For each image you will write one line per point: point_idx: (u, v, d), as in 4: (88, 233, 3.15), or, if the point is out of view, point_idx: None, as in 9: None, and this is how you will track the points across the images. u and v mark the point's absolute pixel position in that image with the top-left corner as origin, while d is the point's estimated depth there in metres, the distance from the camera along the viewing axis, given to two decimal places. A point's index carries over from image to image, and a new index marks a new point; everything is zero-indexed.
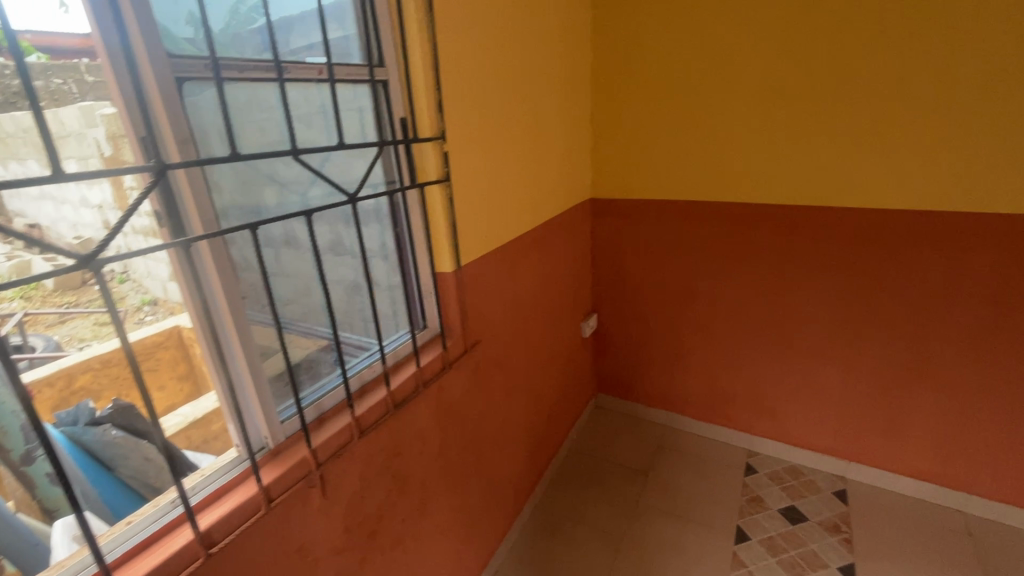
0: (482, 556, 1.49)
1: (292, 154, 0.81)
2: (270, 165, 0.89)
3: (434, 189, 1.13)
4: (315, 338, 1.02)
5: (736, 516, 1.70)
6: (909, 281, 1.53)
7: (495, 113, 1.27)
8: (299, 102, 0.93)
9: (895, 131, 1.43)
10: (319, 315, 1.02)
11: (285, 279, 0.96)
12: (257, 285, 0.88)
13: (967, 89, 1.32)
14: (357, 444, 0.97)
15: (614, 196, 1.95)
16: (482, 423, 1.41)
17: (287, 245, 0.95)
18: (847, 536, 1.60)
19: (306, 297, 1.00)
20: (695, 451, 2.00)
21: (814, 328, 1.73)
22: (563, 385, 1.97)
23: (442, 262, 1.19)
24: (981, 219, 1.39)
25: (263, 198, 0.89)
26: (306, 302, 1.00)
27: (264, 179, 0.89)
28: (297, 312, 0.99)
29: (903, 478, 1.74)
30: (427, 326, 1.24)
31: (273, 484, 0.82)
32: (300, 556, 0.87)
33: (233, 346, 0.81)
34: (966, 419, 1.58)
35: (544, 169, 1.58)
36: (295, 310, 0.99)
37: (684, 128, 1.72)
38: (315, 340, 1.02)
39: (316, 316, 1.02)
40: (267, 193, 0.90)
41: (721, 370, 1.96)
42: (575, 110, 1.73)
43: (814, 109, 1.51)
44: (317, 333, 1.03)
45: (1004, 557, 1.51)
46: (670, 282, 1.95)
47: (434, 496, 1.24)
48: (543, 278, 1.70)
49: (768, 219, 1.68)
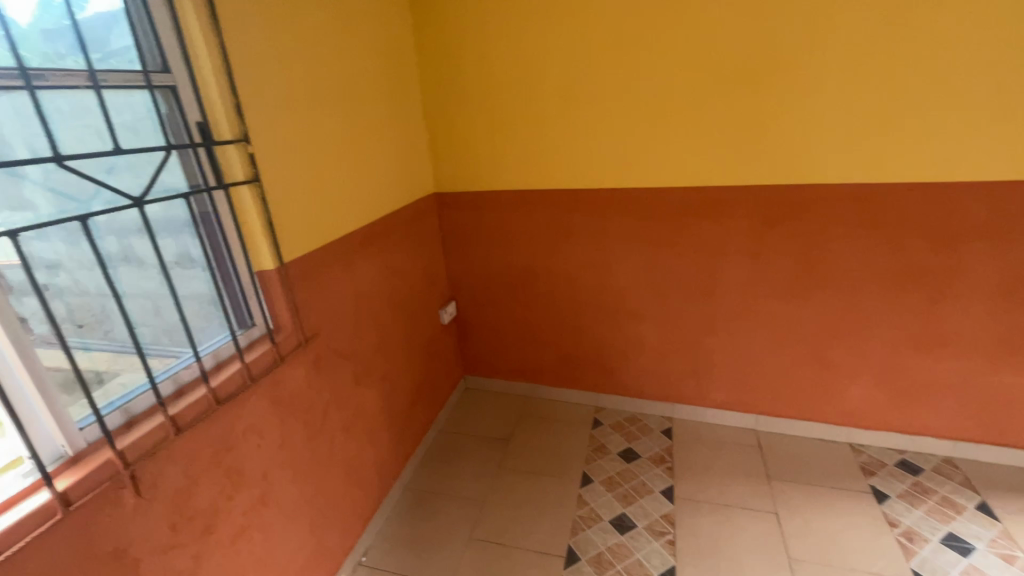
0: (344, 540, 1.55)
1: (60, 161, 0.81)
2: (39, 175, 0.86)
3: (242, 189, 1.16)
4: (118, 355, 0.99)
5: (583, 464, 1.93)
6: (683, 240, 1.87)
7: (309, 114, 1.35)
8: (68, 110, 0.91)
9: (662, 123, 1.75)
10: (120, 331, 0.99)
11: (74, 298, 0.92)
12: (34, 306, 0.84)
13: (708, 87, 1.65)
14: (175, 441, 0.98)
15: (455, 189, 2.09)
16: (330, 411, 1.47)
17: (69, 263, 0.91)
18: (669, 464, 1.90)
19: (107, 322, 0.97)
20: (551, 415, 2.23)
21: (632, 292, 2.02)
22: (425, 370, 2.07)
23: (262, 259, 1.23)
24: (734, 191, 1.75)
25: (35, 211, 0.85)
26: (108, 328, 0.97)
27: (33, 192, 0.85)
28: (98, 339, 0.96)
29: (713, 410, 2.09)
30: (256, 324, 1.26)
31: (73, 488, 0.82)
32: (117, 558, 0.88)
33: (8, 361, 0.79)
34: (748, 353, 1.95)
35: (375, 165, 1.67)
36: (91, 329, 0.94)
37: (505, 125, 1.92)
38: (123, 364, 0.99)
39: (118, 332, 0.99)
40: (40, 206, 0.86)
41: (565, 339, 2.20)
42: (401, 110, 1.83)
43: (604, 108, 1.78)
44: (120, 349, 0.99)
45: (782, 459, 1.89)
46: (513, 265, 2.14)
47: (279, 484, 1.28)
48: (389, 269, 1.79)
49: (585, 202, 1.94)
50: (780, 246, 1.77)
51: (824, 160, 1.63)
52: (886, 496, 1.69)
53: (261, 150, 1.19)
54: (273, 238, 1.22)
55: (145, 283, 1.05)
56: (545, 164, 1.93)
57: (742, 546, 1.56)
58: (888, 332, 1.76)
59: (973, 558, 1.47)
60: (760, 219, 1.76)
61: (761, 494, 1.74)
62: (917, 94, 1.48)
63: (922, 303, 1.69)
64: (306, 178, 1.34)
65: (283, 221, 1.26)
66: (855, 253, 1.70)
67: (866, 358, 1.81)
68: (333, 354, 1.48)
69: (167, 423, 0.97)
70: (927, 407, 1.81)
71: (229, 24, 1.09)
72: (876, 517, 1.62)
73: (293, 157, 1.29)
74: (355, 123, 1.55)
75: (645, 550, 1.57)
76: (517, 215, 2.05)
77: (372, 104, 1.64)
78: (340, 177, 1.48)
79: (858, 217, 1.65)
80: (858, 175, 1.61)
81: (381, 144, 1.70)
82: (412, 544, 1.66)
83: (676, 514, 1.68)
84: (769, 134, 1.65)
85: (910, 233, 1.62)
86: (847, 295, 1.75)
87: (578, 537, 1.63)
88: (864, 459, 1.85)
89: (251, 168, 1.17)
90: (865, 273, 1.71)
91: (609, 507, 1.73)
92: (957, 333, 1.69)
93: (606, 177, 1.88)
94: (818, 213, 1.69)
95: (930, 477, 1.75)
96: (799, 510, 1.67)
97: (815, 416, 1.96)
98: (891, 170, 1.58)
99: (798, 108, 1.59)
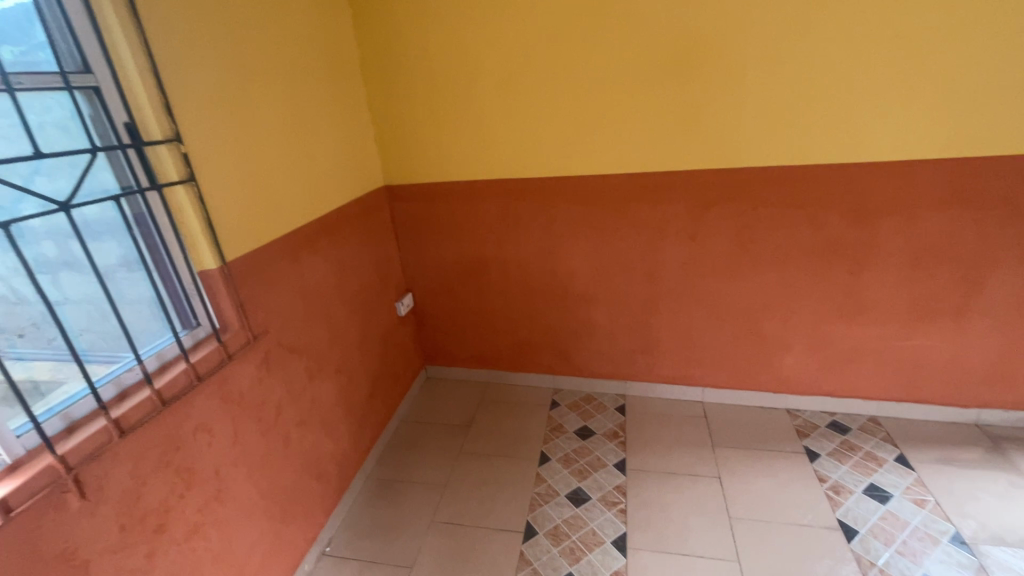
0: (306, 532, 1.58)
1: None
2: None
3: (177, 189, 1.16)
4: (55, 365, 0.97)
5: (541, 443, 2.01)
6: (626, 227, 1.95)
7: (245, 110, 1.34)
8: None
9: (601, 114, 1.81)
10: (55, 342, 0.97)
11: (3, 310, 0.90)
12: None
13: (642, 76, 1.72)
14: (120, 444, 0.99)
15: (404, 181, 2.11)
16: (284, 406, 1.49)
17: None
18: (622, 438, 2.00)
19: (44, 333, 0.95)
20: (511, 398, 2.29)
21: (582, 276, 2.09)
22: (383, 362, 2.10)
23: (204, 259, 1.22)
24: (671, 176, 1.83)
25: None
26: (45, 340, 0.95)
27: None
28: (36, 352, 0.94)
29: (663, 386, 2.20)
30: (201, 324, 1.25)
31: (13, 495, 0.82)
32: (65, 559, 0.89)
33: None
34: (692, 330, 2.06)
35: (318, 160, 1.67)
36: (27, 342, 0.93)
37: (451, 118, 1.94)
38: (63, 375, 0.98)
39: (52, 343, 0.97)
40: None
41: (520, 325, 2.26)
42: (344, 105, 1.82)
43: (545, 98, 1.83)
44: (58, 360, 0.97)
45: (726, 427, 2.01)
46: (466, 254, 2.18)
47: (234, 480, 1.29)
48: (340, 264, 1.80)
49: (532, 190, 2.00)
50: (715, 227, 1.87)
51: (751, 144, 1.72)
52: (817, 455, 1.84)
53: (196, 148, 1.18)
54: (213, 237, 1.22)
55: (82, 292, 1.03)
56: (491, 154, 1.97)
57: (687, 509, 1.67)
58: (816, 303, 1.89)
59: (890, 504, 1.61)
60: (697, 202, 1.85)
61: (706, 460, 1.86)
62: (831, 80, 1.59)
63: (844, 275, 1.82)
64: (245, 176, 1.34)
65: (222, 218, 1.26)
66: (783, 231, 1.81)
67: (798, 329, 1.94)
68: (284, 349, 1.49)
69: (110, 426, 0.97)
70: (853, 371, 1.95)
71: (152, 21, 1.08)
72: (807, 474, 1.76)
73: (230, 155, 1.29)
74: (295, 119, 1.55)
75: (599, 520, 1.66)
76: (467, 205, 2.09)
77: (312, 98, 1.63)
78: (282, 173, 1.48)
79: (784, 197, 1.76)
80: (782, 157, 1.72)
81: (324, 138, 1.70)
82: (375, 531, 1.70)
83: (627, 485, 1.78)
84: (700, 121, 1.73)
85: (831, 211, 1.74)
86: (778, 271, 1.87)
87: (536, 512, 1.70)
88: (799, 423, 1.99)
89: (187, 168, 1.16)
90: (793, 249, 1.83)
91: (565, 483, 1.81)
92: (875, 301, 1.83)
93: (551, 165, 1.93)
94: (749, 195, 1.79)
95: (857, 435, 1.90)
96: (740, 473, 1.79)
97: (755, 386, 2.08)
98: (811, 152, 1.69)
99: (725, 95, 1.68)
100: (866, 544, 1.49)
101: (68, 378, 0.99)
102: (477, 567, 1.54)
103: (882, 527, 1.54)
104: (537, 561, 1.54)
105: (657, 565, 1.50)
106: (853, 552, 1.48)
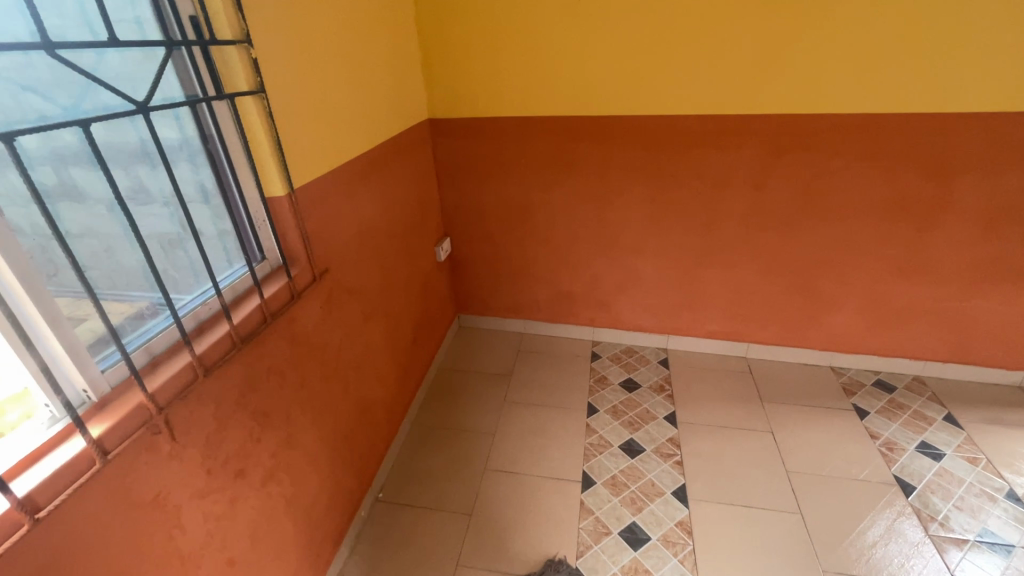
0: (361, 478, 1.53)
1: (48, 50, 0.67)
2: (24, 70, 0.72)
3: (246, 101, 1.02)
4: (136, 301, 0.88)
5: (587, 395, 1.97)
6: (689, 173, 1.85)
7: (306, 14, 1.17)
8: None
9: (674, 48, 1.67)
10: (138, 276, 0.89)
11: (85, 241, 0.81)
12: (46, 240, 0.74)
13: (727, 4, 1.57)
14: (204, 382, 0.89)
15: (449, 115, 1.95)
16: (343, 350, 1.40)
17: (74, 196, 0.80)
18: (669, 392, 1.97)
19: (119, 258, 0.86)
20: (549, 349, 2.24)
21: (634, 226, 2.00)
22: (423, 308, 2.01)
23: (271, 185, 1.10)
24: (744, 120, 1.72)
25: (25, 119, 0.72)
26: (121, 266, 0.86)
27: (22, 96, 0.71)
28: (114, 278, 0.85)
29: (706, 341, 2.16)
30: (267, 258, 1.15)
31: (107, 436, 0.73)
32: (158, 505, 0.81)
33: (20, 296, 0.67)
34: (744, 285, 2.00)
35: (372, 83, 1.51)
36: (106, 277, 0.84)
37: (508, 46, 1.78)
38: (142, 305, 0.89)
39: (135, 277, 0.89)
40: (30, 113, 0.73)
41: (563, 275, 2.18)
42: (393, 24, 1.64)
43: (614, 28, 1.68)
44: (139, 296, 0.89)
45: (772, 383, 2.00)
46: (511, 198, 2.06)
47: (302, 425, 1.22)
48: (389, 202, 1.67)
49: (591, 130, 1.86)
50: (784, 177, 1.78)
51: (836, 87, 1.61)
52: (866, 412, 1.84)
53: (262, 51, 1.03)
54: (283, 160, 1.09)
55: (154, 215, 0.93)
56: (548, 88, 1.82)
57: (743, 462, 1.67)
58: (878, 261, 1.84)
59: (944, 461, 1.63)
60: (768, 149, 1.75)
61: (756, 415, 1.85)
62: (936, 17, 1.46)
63: (913, 232, 1.76)
64: (307, 91, 1.19)
65: (288, 138, 1.12)
66: (857, 184, 1.73)
67: (855, 287, 1.90)
68: (342, 290, 1.39)
69: (194, 361, 0.87)
70: (905, 331, 1.93)
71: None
72: (859, 431, 1.76)
73: (293, 64, 1.13)
74: (351, 32, 1.38)
75: (656, 471, 1.65)
76: (517, 145, 1.95)
77: (366, 12, 1.46)
78: (340, 95, 1.33)
79: (864, 147, 1.67)
80: (868, 103, 1.61)
81: (377, 58, 1.54)
82: (428, 477, 1.66)
83: (680, 438, 1.77)
84: (784, 58, 1.60)
85: (912, 163, 1.66)
86: (844, 226, 1.81)
87: (591, 463, 1.68)
88: (845, 381, 1.99)
89: (256, 77, 1.01)
90: (864, 204, 1.75)
91: (617, 434, 1.79)
92: (941, 261, 1.78)
93: (614, 102, 1.80)
94: (825, 143, 1.69)
95: (904, 394, 1.90)
96: (791, 428, 1.79)
97: (802, 344, 2.06)
98: (901, 98, 1.58)
99: (816, 30, 1.55)
100: (925, 500, 1.51)
101: (147, 306, 0.89)
102: (537, 514, 1.53)
103: (938, 483, 1.56)
104: (599, 510, 1.52)
105: (720, 516, 1.50)
106: (912, 506, 1.50)
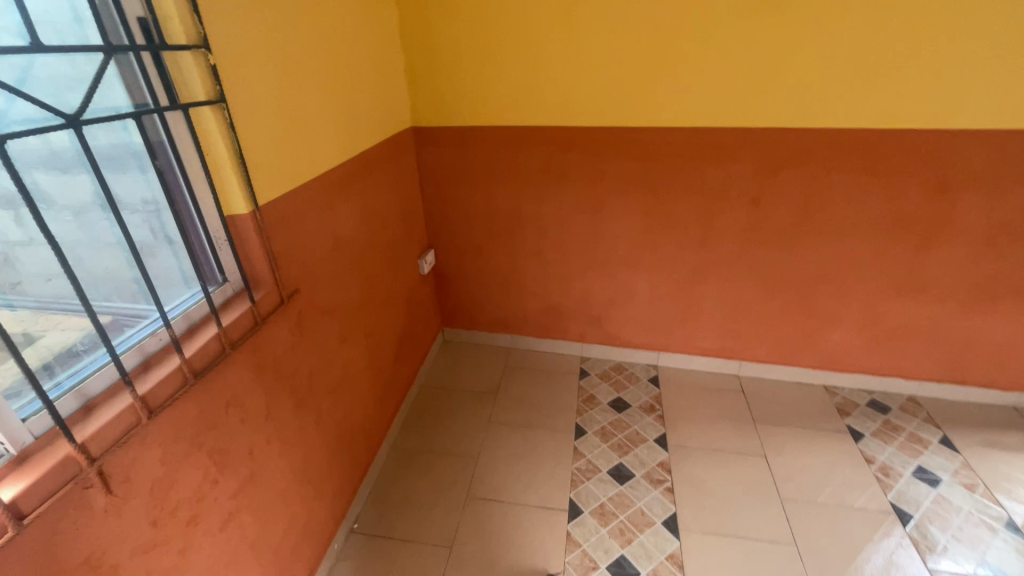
0: (335, 509, 1.44)
1: None
2: None
3: (203, 111, 0.93)
4: (69, 326, 0.79)
5: (575, 415, 1.90)
6: (682, 187, 1.79)
7: (275, 17, 1.09)
8: None
9: (668, 59, 1.61)
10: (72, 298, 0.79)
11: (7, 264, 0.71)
12: None
13: (724, 13, 1.52)
14: (149, 426, 0.80)
15: (435, 123, 1.87)
16: (316, 375, 1.31)
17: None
18: (659, 412, 1.91)
19: (49, 281, 0.76)
20: (537, 365, 2.17)
21: (625, 240, 1.93)
22: (406, 323, 1.93)
23: (232, 203, 1.01)
24: (739, 133, 1.67)
25: None
26: (51, 288, 0.77)
27: None
28: (42, 303, 0.75)
29: (697, 358, 2.10)
30: (229, 280, 1.05)
31: (25, 498, 0.64)
32: (91, 568, 0.73)
33: None
34: (738, 302, 1.95)
35: (351, 89, 1.43)
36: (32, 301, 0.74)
37: (496, 53, 1.71)
38: (76, 334, 0.79)
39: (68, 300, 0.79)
40: None
41: (551, 289, 2.11)
42: (375, 28, 1.56)
43: (606, 36, 1.62)
44: (73, 320, 0.79)
45: (764, 403, 1.94)
46: (498, 209, 1.99)
47: (267, 460, 1.13)
48: (370, 214, 1.59)
49: (581, 141, 1.80)
50: (780, 192, 1.72)
51: (834, 101, 1.56)
52: (861, 434, 1.79)
53: (224, 57, 0.94)
54: (246, 175, 1.00)
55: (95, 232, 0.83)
56: (538, 97, 1.75)
57: (735, 488, 1.61)
58: (874, 279, 1.79)
59: (941, 488, 1.58)
60: (764, 163, 1.69)
61: (749, 437, 1.79)
62: (937, 30, 1.42)
63: (910, 250, 1.71)
64: (277, 100, 1.10)
65: (253, 151, 1.04)
66: (853, 200, 1.68)
67: (850, 304, 1.85)
68: (316, 311, 1.30)
69: (137, 405, 0.78)
70: (900, 350, 1.89)
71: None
72: (854, 454, 1.71)
73: (261, 72, 1.05)
74: (327, 36, 1.29)
75: (646, 499, 1.58)
76: (505, 155, 1.88)
77: (344, 15, 1.38)
78: (315, 104, 1.25)
79: (861, 163, 1.62)
80: (866, 118, 1.56)
81: (356, 64, 1.45)
82: (407, 505, 1.58)
83: (671, 462, 1.70)
84: (781, 71, 1.55)
85: (910, 180, 1.61)
86: (839, 243, 1.76)
87: (578, 490, 1.61)
88: (839, 401, 1.94)
89: (216, 86, 0.93)
90: (860, 221, 1.71)
91: (606, 458, 1.72)
92: (937, 279, 1.74)
93: (605, 113, 1.73)
94: (822, 159, 1.64)
95: (899, 415, 1.86)
96: (785, 451, 1.73)
97: (796, 362, 2.01)
98: (900, 113, 1.53)
99: (815, 42, 1.50)
100: (923, 530, 1.46)
101: (82, 339, 0.80)
102: (521, 546, 1.45)
103: (936, 511, 1.51)
104: (586, 542, 1.45)
105: (713, 547, 1.43)
106: (910, 536, 1.45)
